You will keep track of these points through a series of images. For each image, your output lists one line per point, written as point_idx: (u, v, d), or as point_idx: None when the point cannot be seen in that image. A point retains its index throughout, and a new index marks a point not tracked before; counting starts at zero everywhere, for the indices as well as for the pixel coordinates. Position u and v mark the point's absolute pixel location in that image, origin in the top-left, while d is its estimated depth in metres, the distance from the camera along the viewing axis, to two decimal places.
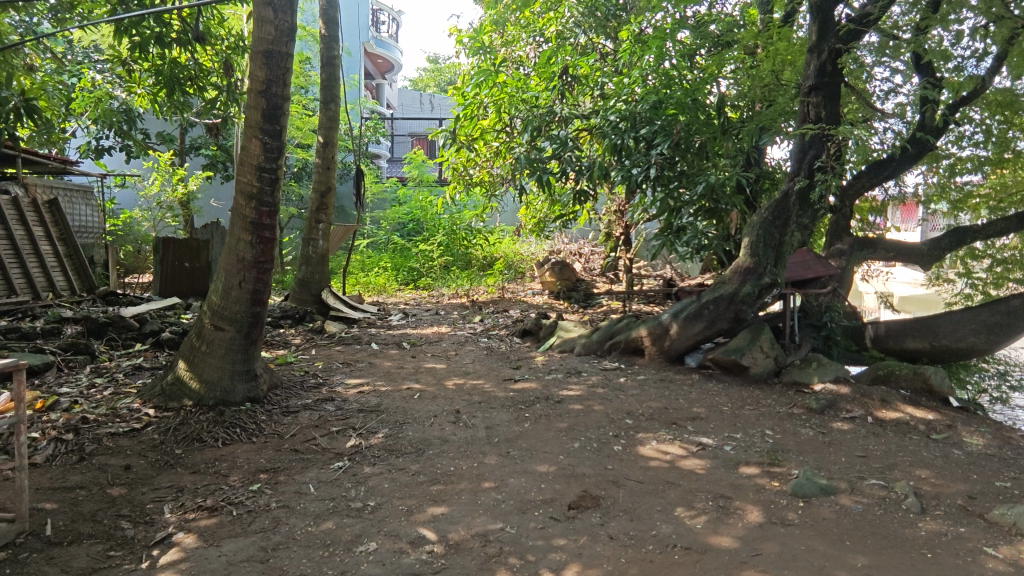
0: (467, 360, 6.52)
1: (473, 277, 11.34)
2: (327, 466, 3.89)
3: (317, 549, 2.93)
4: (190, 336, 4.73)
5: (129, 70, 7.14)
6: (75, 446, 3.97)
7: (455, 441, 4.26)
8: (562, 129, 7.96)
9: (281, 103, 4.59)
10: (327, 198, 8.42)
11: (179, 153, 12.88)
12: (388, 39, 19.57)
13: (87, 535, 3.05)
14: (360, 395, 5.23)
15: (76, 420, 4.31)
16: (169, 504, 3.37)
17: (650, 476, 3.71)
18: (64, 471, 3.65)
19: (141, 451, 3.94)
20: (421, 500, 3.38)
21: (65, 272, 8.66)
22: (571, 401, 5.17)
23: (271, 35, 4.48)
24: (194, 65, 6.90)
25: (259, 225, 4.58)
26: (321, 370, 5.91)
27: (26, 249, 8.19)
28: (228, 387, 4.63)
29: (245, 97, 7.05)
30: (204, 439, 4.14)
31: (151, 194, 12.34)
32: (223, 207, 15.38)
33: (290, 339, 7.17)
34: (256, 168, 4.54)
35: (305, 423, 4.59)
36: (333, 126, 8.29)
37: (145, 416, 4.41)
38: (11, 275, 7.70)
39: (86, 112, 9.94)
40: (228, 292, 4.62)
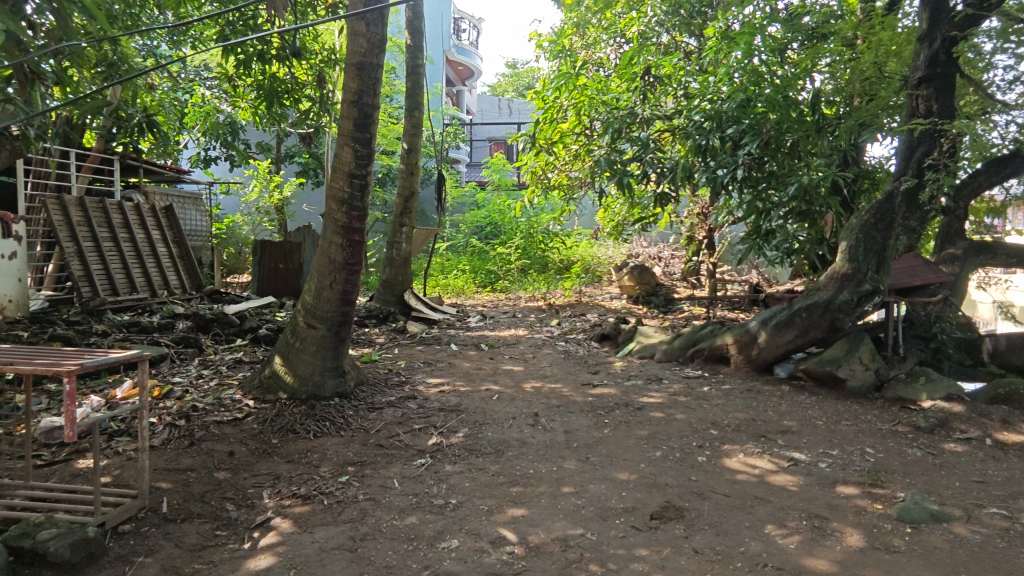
0: (545, 363, 6.54)
1: (549, 281, 11.34)
2: (410, 462, 4.02)
3: (402, 542, 3.03)
4: (285, 333, 5.02)
5: (234, 85, 7.70)
6: (186, 431, 4.32)
7: (534, 444, 4.28)
8: (643, 130, 7.81)
9: (371, 112, 4.80)
10: (410, 203, 8.70)
11: (276, 161, 13.77)
12: (469, 46, 20.03)
13: (197, 514, 3.32)
14: (440, 394, 5.37)
15: (187, 407, 4.70)
16: (268, 490, 3.60)
17: (738, 491, 3.55)
18: (177, 454, 3.98)
19: (243, 439, 4.23)
20: (501, 501, 3.42)
21: (177, 272, 9.46)
22: (651, 409, 5.05)
23: (363, 48, 4.70)
24: (291, 79, 7.34)
25: (349, 228, 4.81)
26: (404, 368, 6.12)
27: (145, 251, 9.03)
28: (319, 382, 4.88)
29: (336, 107, 7.44)
30: (297, 431, 4.40)
31: (250, 200, 13.25)
32: (314, 211, 16.27)
33: (375, 338, 7.47)
34: (348, 175, 4.78)
35: (389, 419, 4.76)
36: (416, 133, 8.56)
37: (246, 407, 4.73)
38: (132, 274, 8.52)
39: (197, 125, 10.82)
40: (321, 292, 4.88)
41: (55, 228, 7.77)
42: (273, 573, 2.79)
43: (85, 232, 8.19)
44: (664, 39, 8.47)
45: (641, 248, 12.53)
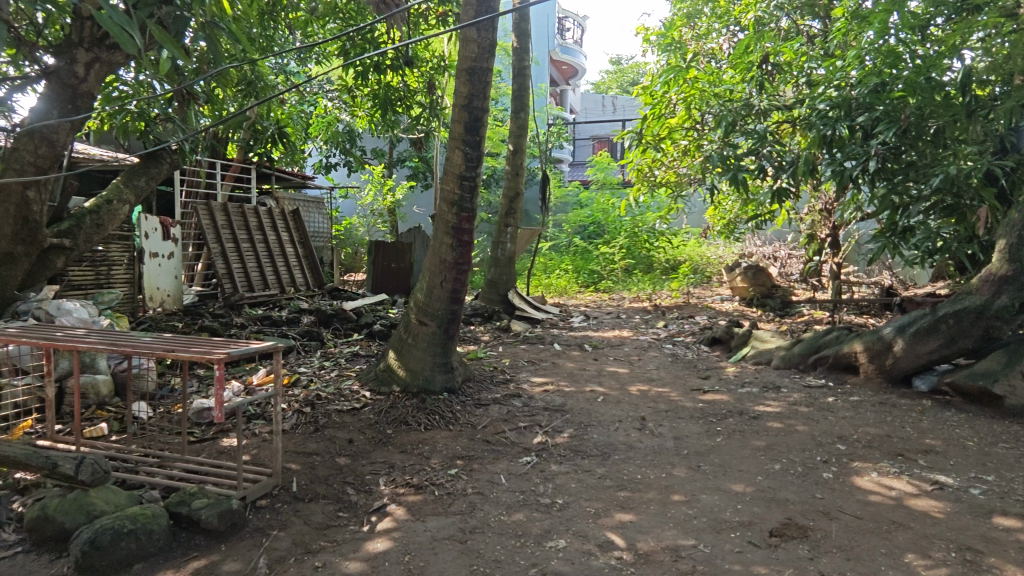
0: (651, 366, 6.37)
1: (655, 282, 11.08)
2: (517, 459, 4.08)
3: (509, 538, 3.08)
4: (399, 329, 5.28)
5: (353, 95, 8.21)
6: (311, 417, 4.68)
7: (642, 449, 4.18)
8: (759, 122, 7.37)
9: (481, 115, 4.92)
10: (516, 203, 8.82)
11: (389, 165, 14.55)
12: (574, 45, 19.98)
13: (322, 495, 3.58)
14: (545, 393, 5.40)
15: (312, 396, 5.08)
16: (384, 477, 3.81)
17: (871, 513, 3.24)
18: (304, 438, 4.32)
19: (361, 427, 4.51)
20: (608, 505, 3.37)
21: (302, 270, 10.29)
22: (768, 418, 4.75)
23: (475, 53, 4.83)
24: (404, 87, 7.69)
25: (459, 229, 4.98)
26: (508, 367, 6.22)
27: (276, 251, 9.91)
28: (429, 377, 5.09)
29: (445, 112, 7.75)
30: (409, 423, 4.62)
31: (366, 203, 14.10)
32: (423, 213, 17.01)
33: (480, 335, 7.67)
34: (458, 177, 4.94)
35: (495, 416, 4.86)
36: (522, 134, 8.66)
37: (363, 398, 5.04)
38: (265, 272, 9.39)
39: (320, 134, 11.65)
40: (431, 291, 5.09)
41: (204, 231, 8.75)
42: (390, 557, 2.94)
43: (227, 235, 9.13)
44: (783, 23, 7.96)
45: (755, 247, 11.82)
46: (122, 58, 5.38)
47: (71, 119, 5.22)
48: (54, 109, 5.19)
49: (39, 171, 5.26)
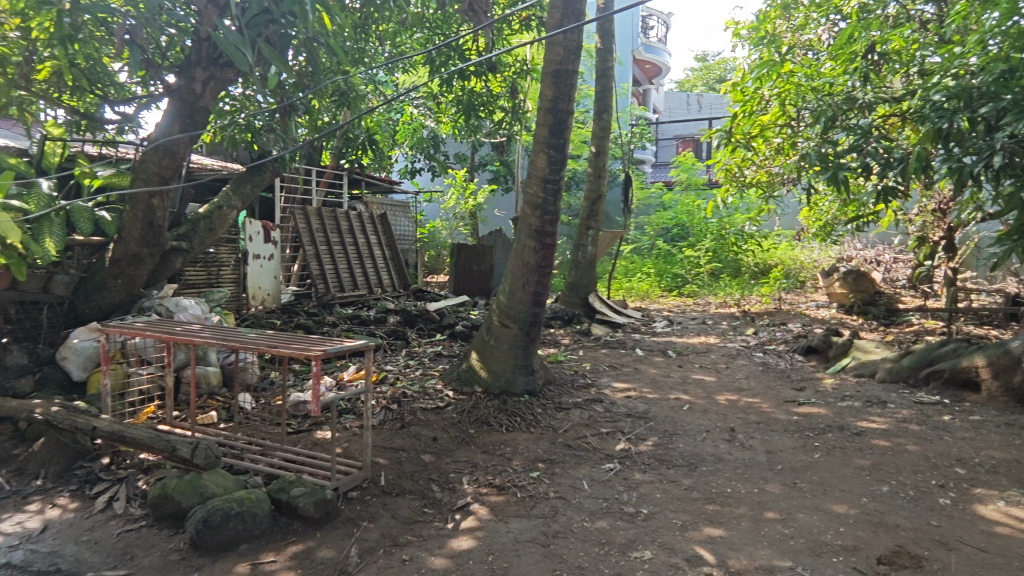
0: (740, 375, 6.10)
1: (743, 287, 10.59)
2: (599, 465, 4.03)
3: (593, 545, 3.04)
4: (482, 331, 5.36)
5: (438, 102, 8.42)
6: (397, 414, 4.83)
7: (731, 462, 4.01)
8: (863, 116, 6.85)
9: (566, 118, 4.93)
10: (598, 206, 8.74)
11: (471, 169, 14.83)
12: (657, 43, 19.50)
13: (409, 490, 3.70)
14: (627, 399, 5.30)
15: (398, 393, 5.26)
16: (467, 476, 3.88)
17: (997, 546, 2.93)
18: (391, 434, 4.48)
19: (444, 426, 4.62)
20: (696, 518, 3.25)
21: (389, 272, 10.71)
22: (873, 436, 4.41)
23: (560, 56, 4.86)
24: (487, 92, 7.80)
25: (541, 232, 5.01)
26: (589, 371, 6.16)
27: (365, 253, 10.37)
28: (510, 378, 5.13)
29: (527, 116, 7.80)
30: (491, 423, 4.68)
31: (449, 207, 14.44)
32: (504, 216, 17.18)
33: (560, 339, 7.66)
34: (541, 180, 4.97)
35: (576, 420, 4.83)
36: (605, 135, 8.56)
37: (447, 397, 5.15)
38: (354, 274, 9.86)
39: (406, 140, 12.04)
40: (514, 293, 5.13)
41: (301, 234, 9.31)
42: (474, 555, 2.99)
43: (321, 238, 9.66)
44: (891, 9, 7.34)
45: (855, 251, 11.03)
46: (233, 75, 5.79)
47: (191, 133, 5.77)
48: (176, 124, 5.77)
49: (162, 181, 5.81)
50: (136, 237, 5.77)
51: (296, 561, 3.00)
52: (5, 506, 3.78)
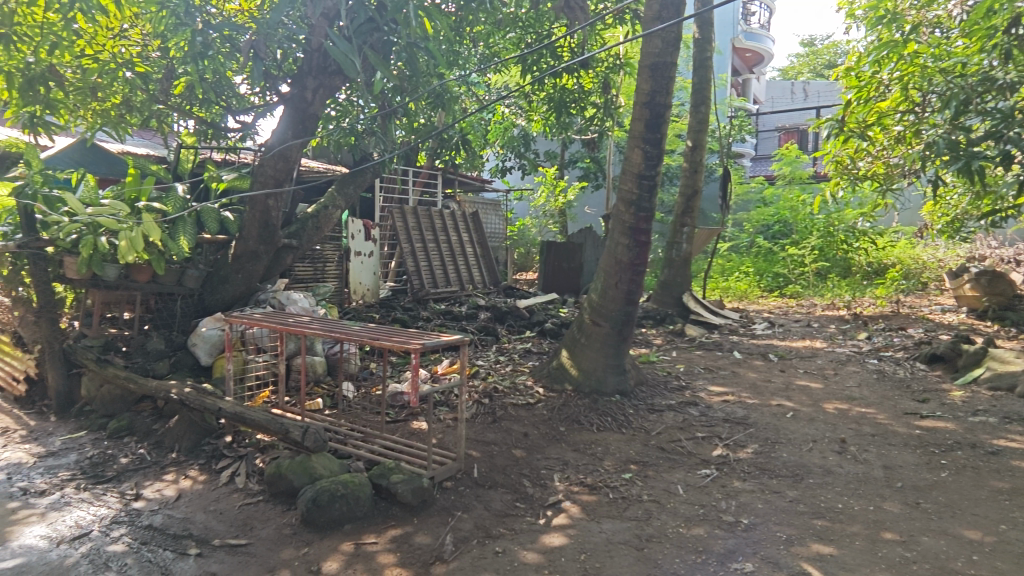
0: (851, 382, 5.66)
1: (854, 288, 9.82)
2: (695, 470, 3.90)
3: (689, 552, 2.95)
4: (573, 328, 5.34)
5: (529, 100, 8.46)
6: (489, 408, 4.92)
7: (842, 475, 3.73)
8: (1003, 99, 6.15)
9: (663, 111, 4.82)
10: (693, 202, 8.44)
11: (561, 167, 14.79)
12: (760, 30, 18.47)
13: (500, 484, 3.76)
14: (725, 404, 5.08)
15: (490, 387, 5.35)
16: (558, 473, 3.89)
17: None
18: (483, 427, 4.57)
19: (535, 422, 4.66)
20: (802, 532, 3.06)
21: (480, 269, 10.94)
22: (1012, 456, 3.94)
23: (659, 48, 4.77)
24: (579, 88, 7.74)
25: (636, 229, 4.91)
26: (683, 373, 5.96)
27: (458, 251, 10.65)
28: (601, 378, 5.08)
29: (620, 111, 7.68)
30: (582, 422, 4.66)
31: (538, 204, 14.50)
32: (594, 213, 17.01)
33: (652, 339, 7.47)
34: (637, 176, 4.88)
35: (670, 423, 4.70)
36: (702, 129, 8.24)
37: (537, 393, 5.18)
38: (447, 271, 10.17)
39: (498, 140, 12.21)
40: (606, 292, 5.08)
41: (398, 233, 9.73)
42: (566, 553, 3.00)
43: (417, 236, 10.04)
44: None
45: (990, 249, 9.90)
46: (340, 82, 6.16)
47: (302, 139, 6.19)
48: (290, 130, 6.20)
49: (277, 183, 6.29)
50: (254, 236, 6.30)
51: (395, 545, 3.15)
52: (146, 475, 4.25)
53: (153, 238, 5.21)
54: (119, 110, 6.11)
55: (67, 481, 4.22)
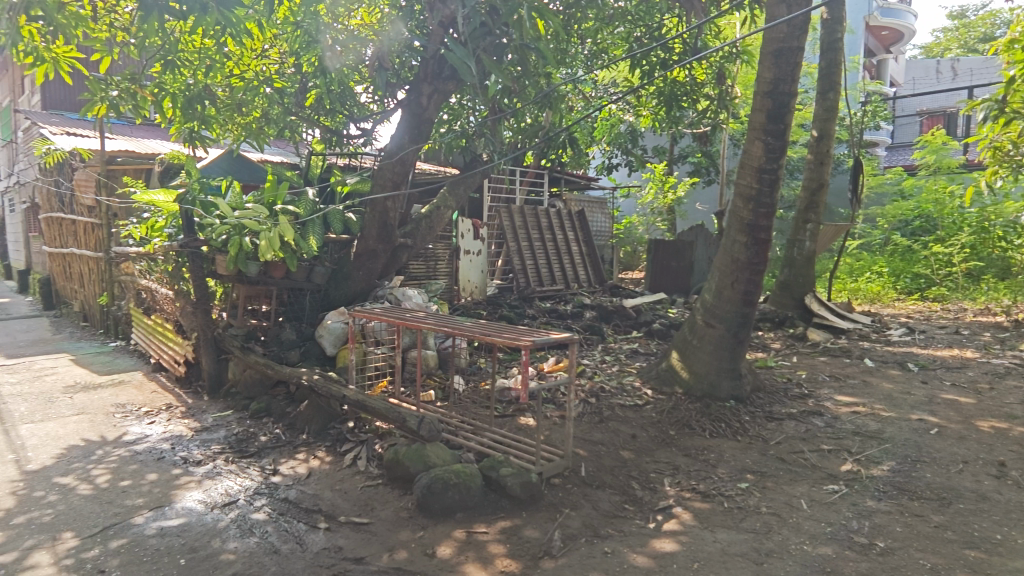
0: (1012, 398, 4.97)
1: (1015, 291, 8.66)
2: (820, 485, 3.63)
3: (814, 572, 2.76)
4: (684, 329, 5.18)
5: (639, 95, 8.27)
6: (596, 408, 4.89)
7: (1000, 503, 3.31)
8: None
9: (788, 100, 4.54)
10: (819, 196, 7.83)
11: (670, 162, 14.31)
12: (899, 4, 16.73)
13: (609, 484, 3.73)
14: (855, 415, 4.68)
15: (596, 387, 5.32)
16: (669, 478, 3.79)
17: None
18: (590, 426, 4.55)
19: (644, 424, 4.56)
20: (950, 563, 2.76)
21: (586, 268, 10.89)
22: None
23: (784, 33, 4.48)
24: (691, 81, 7.41)
25: (755, 226, 4.67)
26: (806, 380, 5.55)
27: (564, 249, 10.69)
28: (714, 382, 4.86)
29: (735, 102, 7.28)
30: (693, 427, 4.50)
31: (646, 202, 14.15)
32: (706, 210, 16.28)
33: (770, 343, 7.04)
34: (757, 170, 4.64)
35: (791, 433, 4.41)
36: (830, 117, 7.64)
37: (645, 395, 5.08)
38: (552, 269, 10.25)
39: (606, 137, 12.03)
40: (721, 292, 4.86)
41: (505, 231, 9.94)
42: (678, 560, 2.92)
43: (523, 235, 10.20)
44: None
45: None
46: (453, 86, 6.39)
47: (418, 143, 6.51)
48: (407, 135, 6.54)
49: (394, 186, 6.64)
50: (374, 234, 6.72)
51: (505, 536, 3.23)
52: (282, 452, 4.69)
53: (287, 238, 5.75)
54: (259, 123, 6.70)
55: (218, 453, 4.76)
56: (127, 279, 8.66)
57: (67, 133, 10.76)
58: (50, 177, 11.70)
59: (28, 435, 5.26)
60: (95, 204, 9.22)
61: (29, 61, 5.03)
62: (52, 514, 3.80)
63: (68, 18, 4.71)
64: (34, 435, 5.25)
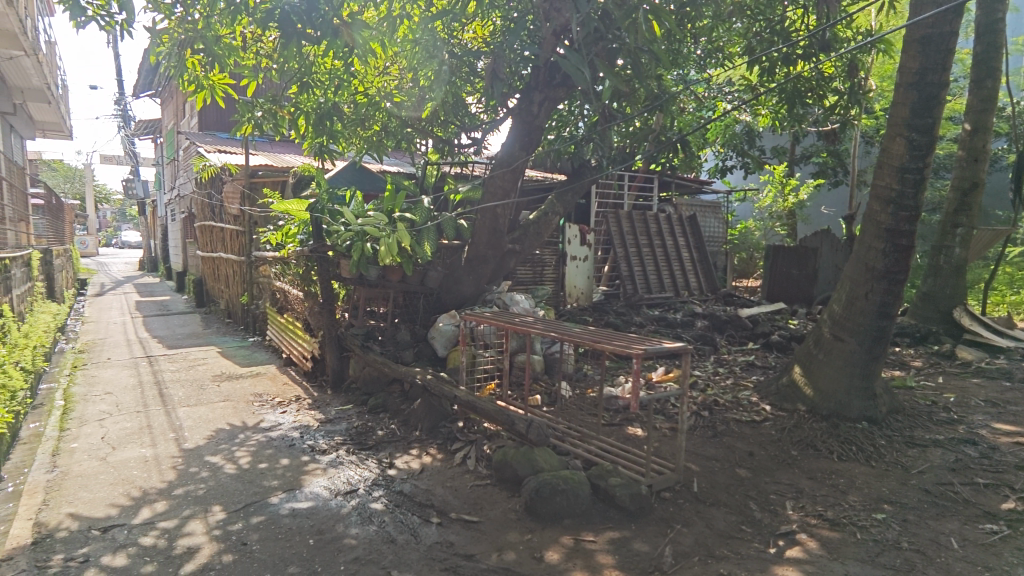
0: None
1: None
2: (974, 524, 3.22)
3: None
4: (808, 343, 4.83)
5: (757, 94, 7.81)
6: (709, 422, 4.68)
7: None
8: None
9: (937, 91, 4.11)
10: (971, 198, 6.95)
11: (791, 163, 13.39)
12: None
13: (723, 503, 3.55)
14: (1017, 447, 4.10)
15: (709, 400, 5.10)
16: (791, 501, 3.54)
17: None
18: (703, 441, 4.36)
19: (762, 442, 4.30)
20: None
21: (697, 275, 10.49)
22: None
23: (932, 18, 4.06)
24: (818, 75, 6.87)
25: (894, 231, 4.25)
26: (954, 404, 4.95)
27: (674, 255, 10.37)
28: (843, 401, 4.47)
29: (869, 95, 6.65)
30: (819, 448, 4.17)
31: (764, 206, 13.37)
32: (832, 214, 15.06)
33: (909, 360, 6.36)
34: (898, 169, 4.23)
35: (936, 462, 3.96)
36: (986, 108, 6.78)
37: (764, 411, 4.78)
38: (661, 276, 9.98)
39: (719, 139, 11.52)
40: (853, 303, 4.47)
41: (612, 236, 9.81)
42: None
43: (631, 240, 10.02)
44: None
45: None
46: (564, 93, 6.39)
47: (528, 151, 6.61)
48: (517, 144, 6.66)
49: (505, 194, 6.80)
50: (484, 240, 6.90)
51: (613, 547, 3.18)
52: (397, 447, 4.96)
53: (404, 244, 6.06)
54: (379, 136, 7.13)
55: (340, 444, 5.11)
56: (265, 281, 9.58)
57: (219, 150, 12.12)
58: (204, 190, 13.22)
59: (185, 417, 5.97)
60: (240, 214, 10.29)
61: (191, 88, 5.67)
62: (205, 488, 4.28)
63: (223, 49, 5.28)
64: (189, 417, 5.95)
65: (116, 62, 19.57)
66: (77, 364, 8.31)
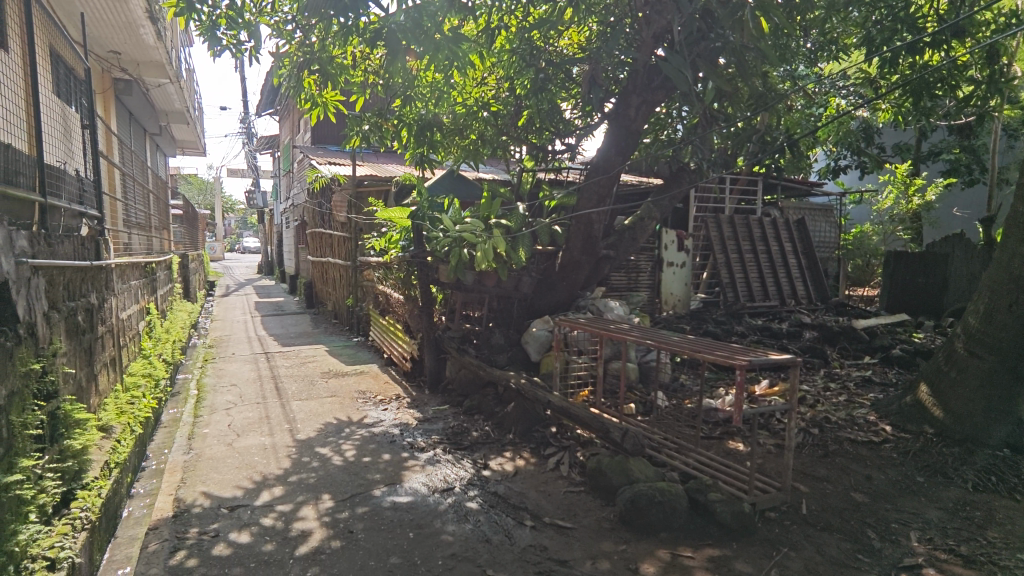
0: None
1: None
2: None
3: None
4: (938, 359, 4.39)
5: (876, 88, 7.20)
6: (820, 440, 4.38)
7: None
8: None
9: None
10: None
11: (917, 161, 12.23)
12: None
13: (837, 528, 3.31)
14: None
15: (820, 417, 4.77)
16: (916, 532, 3.23)
17: None
18: (812, 461, 4.09)
19: (881, 465, 3.97)
20: None
21: (805, 283, 9.85)
22: None
23: None
24: (949, 64, 6.23)
25: None
26: None
27: (779, 261, 9.80)
28: (980, 426, 4.02)
29: (1013, 84, 5.94)
30: (949, 476, 3.78)
31: (883, 207, 12.31)
32: (966, 216, 13.58)
33: None
34: None
35: None
36: None
37: (883, 432, 4.41)
38: (764, 283, 9.47)
39: (831, 137, 10.76)
40: (993, 317, 4.01)
41: (712, 241, 9.43)
42: None
43: (732, 246, 9.58)
44: None
45: None
46: (662, 96, 6.24)
47: (625, 155, 6.54)
48: (613, 148, 6.61)
49: (600, 199, 6.76)
50: (578, 246, 6.89)
51: (714, 565, 3.07)
52: (491, 448, 5.07)
53: (499, 249, 6.18)
54: (476, 145, 7.34)
55: (437, 443, 5.31)
56: (368, 285, 10.13)
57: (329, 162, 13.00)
58: (315, 200, 14.22)
59: (298, 409, 6.46)
60: (347, 221, 10.96)
61: (307, 106, 6.15)
62: (316, 477, 4.60)
63: (335, 68, 5.67)
64: (302, 410, 6.43)
65: (242, 85, 21.58)
66: (207, 357, 9.25)
